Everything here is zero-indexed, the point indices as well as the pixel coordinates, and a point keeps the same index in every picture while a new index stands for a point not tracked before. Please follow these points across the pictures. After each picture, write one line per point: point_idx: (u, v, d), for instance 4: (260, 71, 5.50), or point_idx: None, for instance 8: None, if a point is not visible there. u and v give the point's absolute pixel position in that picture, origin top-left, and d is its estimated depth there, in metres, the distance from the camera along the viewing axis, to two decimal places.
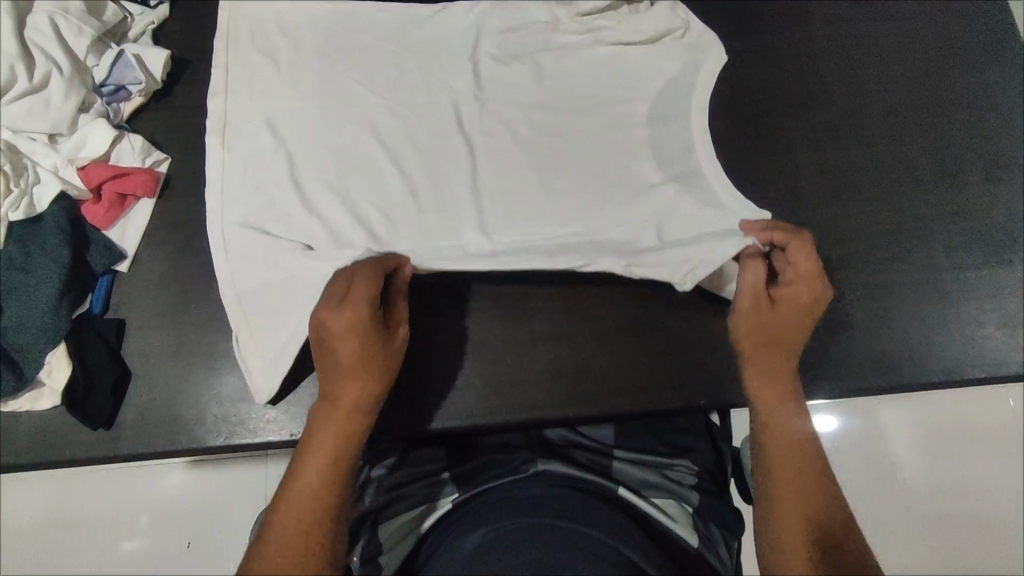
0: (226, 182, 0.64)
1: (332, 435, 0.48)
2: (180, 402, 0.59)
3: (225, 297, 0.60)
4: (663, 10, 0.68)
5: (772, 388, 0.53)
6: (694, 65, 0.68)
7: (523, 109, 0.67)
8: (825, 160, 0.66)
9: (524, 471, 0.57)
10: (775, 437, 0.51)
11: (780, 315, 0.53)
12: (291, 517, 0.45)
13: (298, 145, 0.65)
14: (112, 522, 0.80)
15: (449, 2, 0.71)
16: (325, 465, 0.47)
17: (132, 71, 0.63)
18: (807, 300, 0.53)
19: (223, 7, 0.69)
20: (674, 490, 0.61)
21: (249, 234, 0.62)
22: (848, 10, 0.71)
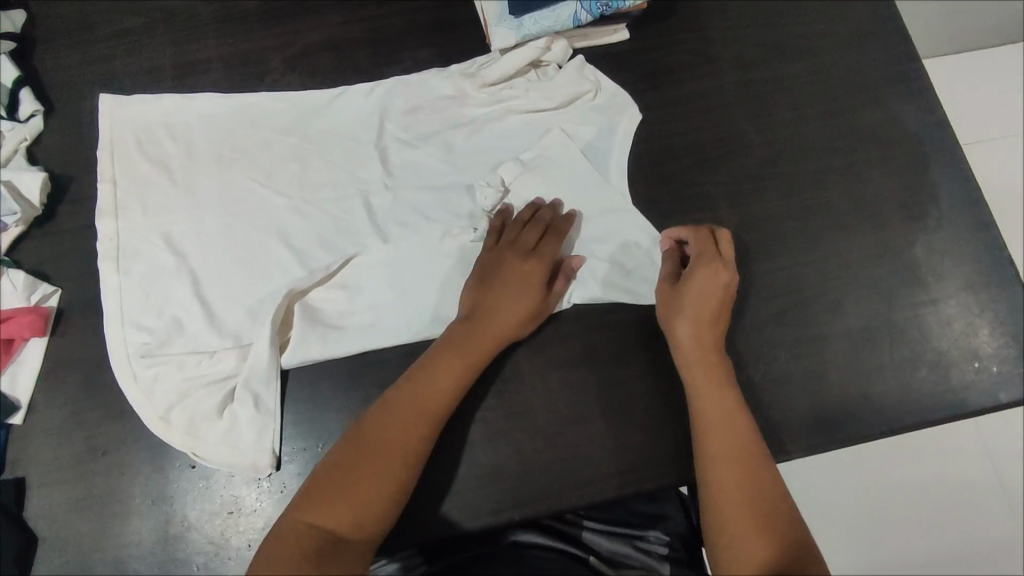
0: (128, 311, 0.59)
1: (459, 362, 0.55)
2: (95, 560, 0.54)
3: (150, 425, 0.56)
4: (572, 73, 0.67)
5: (707, 364, 0.57)
6: (609, 125, 0.67)
7: (438, 191, 0.64)
8: (750, 212, 0.65)
9: (501, 542, 0.59)
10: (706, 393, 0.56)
11: (691, 315, 0.58)
12: (394, 421, 0.52)
13: (200, 258, 0.61)
14: None
15: (349, 83, 0.67)
16: (450, 384, 0.54)
17: (5, 203, 0.58)
18: (718, 295, 0.59)
19: (103, 115, 0.64)
20: (643, 560, 0.60)
21: (160, 363, 0.57)
22: (756, 54, 0.70)
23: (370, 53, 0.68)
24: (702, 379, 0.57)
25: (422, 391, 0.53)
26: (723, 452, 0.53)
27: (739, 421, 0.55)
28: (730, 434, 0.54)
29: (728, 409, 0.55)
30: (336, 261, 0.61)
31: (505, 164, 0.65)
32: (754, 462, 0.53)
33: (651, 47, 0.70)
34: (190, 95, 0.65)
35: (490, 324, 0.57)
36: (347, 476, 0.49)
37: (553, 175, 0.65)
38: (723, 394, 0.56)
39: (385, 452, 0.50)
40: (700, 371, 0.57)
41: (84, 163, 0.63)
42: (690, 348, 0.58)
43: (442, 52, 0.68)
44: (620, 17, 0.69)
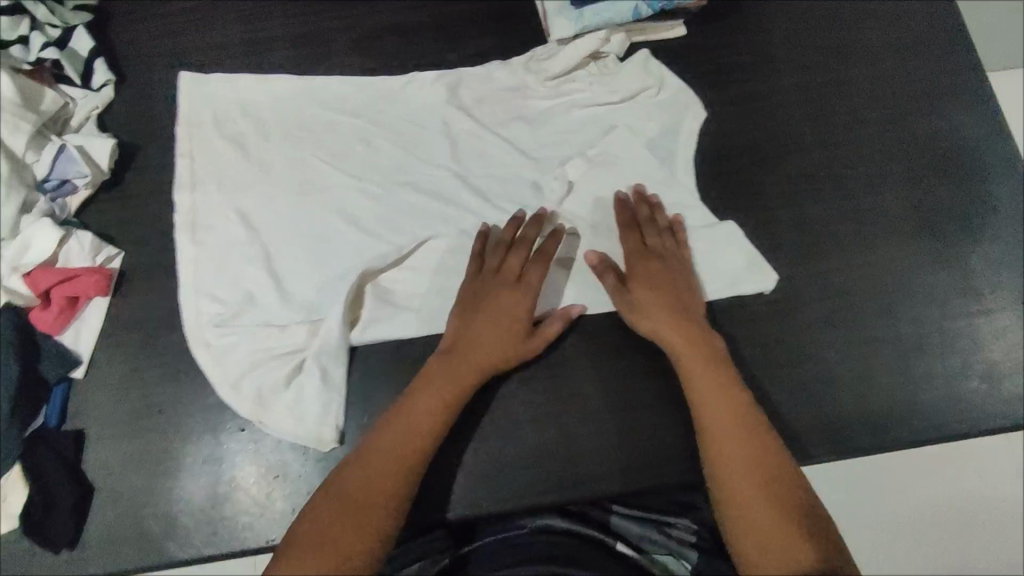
0: (202, 284, 0.61)
1: (445, 385, 0.55)
2: (145, 515, 0.56)
3: (223, 393, 0.58)
4: (638, 68, 0.68)
5: (694, 347, 0.56)
6: (676, 122, 0.67)
7: (493, 178, 0.65)
8: (803, 211, 0.65)
9: (524, 526, 0.61)
10: (702, 385, 0.55)
11: (658, 304, 0.58)
12: (387, 442, 0.53)
13: (273, 235, 0.62)
14: None
15: (407, 66, 0.69)
16: (435, 409, 0.54)
17: (76, 165, 0.60)
18: (661, 281, 0.59)
19: (183, 92, 0.66)
20: (671, 547, 0.62)
21: (232, 334, 0.59)
22: (814, 54, 0.70)
23: (429, 39, 0.69)
24: (695, 370, 0.56)
25: (428, 400, 0.54)
26: (729, 443, 0.53)
27: (736, 407, 0.54)
28: (729, 422, 0.53)
29: (727, 407, 0.54)
30: (409, 243, 0.62)
31: (572, 161, 0.65)
32: (763, 451, 0.52)
33: (708, 43, 0.70)
34: (267, 76, 0.67)
35: (475, 348, 0.57)
36: (352, 485, 0.51)
37: (606, 167, 0.66)
38: (714, 382, 0.55)
39: (399, 456, 0.52)
40: (691, 358, 0.56)
41: (152, 133, 0.66)
42: (674, 337, 0.57)
43: (500, 41, 0.69)
44: (679, 12, 0.69)
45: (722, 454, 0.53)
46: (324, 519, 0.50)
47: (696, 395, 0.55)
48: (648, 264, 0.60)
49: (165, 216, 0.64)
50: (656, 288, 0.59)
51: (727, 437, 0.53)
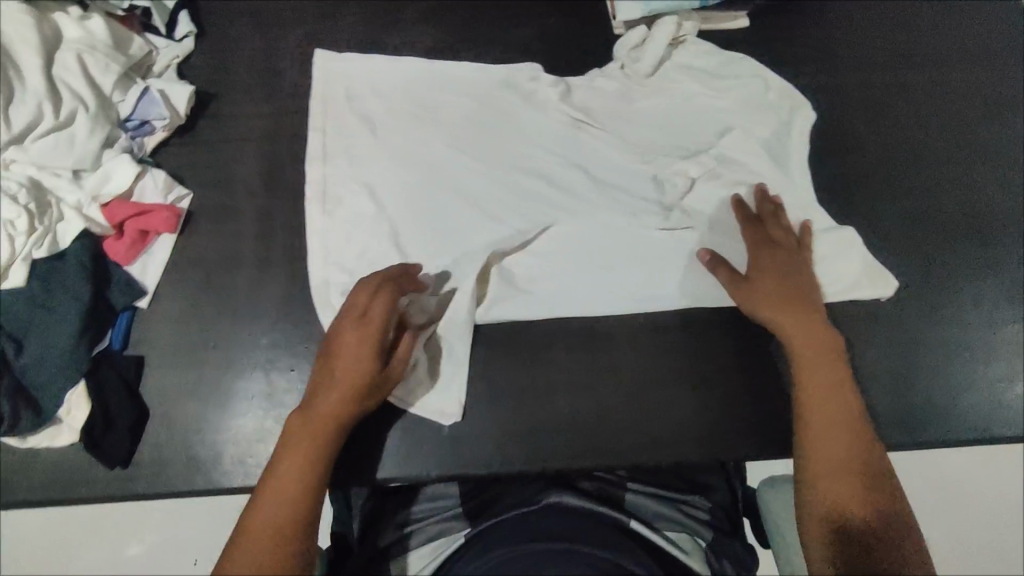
0: (330, 253, 0.63)
1: (334, 404, 0.53)
2: (196, 442, 0.59)
3: None
4: (740, 69, 0.69)
5: (814, 348, 0.57)
6: (786, 125, 0.67)
7: (553, 150, 0.66)
8: (856, 206, 0.66)
9: (537, 503, 0.57)
10: (818, 385, 0.56)
11: (778, 300, 0.59)
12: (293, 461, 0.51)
13: (398, 210, 0.64)
14: (121, 532, 0.84)
15: (474, 40, 0.71)
16: (326, 428, 0.53)
17: (157, 107, 0.63)
18: (784, 278, 0.60)
19: (317, 68, 0.68)
20: (688, 525, 0.59)
21: None
22: (876, 57, 0.71)
23: (497, 15, 0.72)
24: (813, 369, 0.56)
25: (309, 426, 0.53)
26: (833, 448, 0.53)
27: (845, 411, 0.55)
28: (838, 424, 0.54)
29: (839, 410, 0.55)
30: (533, 230, 0.64)
31: (696, 157, 0.66)
32: (866, 459, 0.53)
33: (769, 39, 0.71)
34: (395, 57, 0.69)
35: (349, 372, 0.54)
36: (270, 500, 0.50)
37: (702, 162, 0.66)
38: (830, 384, 0.56)
39: (293, 484, 0.51)
40: (810, 358, 0.57)
41: (227, 84, 0.69)
42: (796, 334, 0.58)
43: (566, 20, 0.72)
44: (744, 4, 0.70)
45: (825, 454, 0.53)
46: (257, 532, 0.49)
47: (811, 392, 0.56)
48: (775, 260, 0.60)
49: (234, 162, 0.66)
50: (779, 283, 0.59)
51: (833, 439, 0.54)
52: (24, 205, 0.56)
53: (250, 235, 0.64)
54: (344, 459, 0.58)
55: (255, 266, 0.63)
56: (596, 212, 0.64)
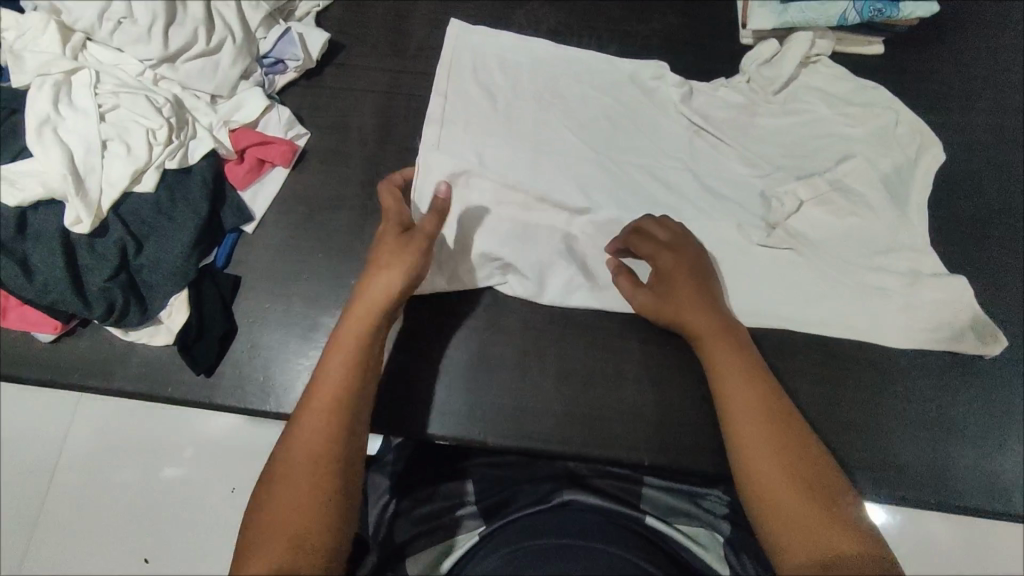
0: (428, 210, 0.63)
1: (339, 382, 0.49)
2: (275, 365, 0.62)
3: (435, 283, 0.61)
4: (876, 100, 0.66)
5: (736, 365, 0.52)
6: (913, 161, 0.65)
7: (662, 147, 0.66)
8: (965, 255, 0.64)
9: (550, 502, 0.52)
10: (740, 403, 0.50)
11: (692, 314, 0.55)
12: (297, 453, 0.46)
13: (504, 186, 0.63)
14: (171, 443, 0.89)
15: (599, 28, 0.72)
16: (329, 407, 0.48)
17: (293, 48, 0.67)
18: (688, 291, 0.56)
19: (450, 37, 0.69)
20: (706, 520, 0.55)
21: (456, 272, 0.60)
22: (1013, 105, 0.68)
23: (626, 7, 0.72)
24: (734, 387, 0.51)
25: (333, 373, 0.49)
26: (763, 468, 0.47)
27: (775, 422, 0.49)
28: (767, 440, 0.48)
29: (762, 425, 0.49)
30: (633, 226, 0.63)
31: (809, 180, 0.62)
32: (810, 465, 0.48)
33: (903, 69, 0.69)
34: (528, 38, 0.70)
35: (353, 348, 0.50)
36: (274, 506, 0.44)
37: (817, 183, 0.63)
38: (755, 399, 0.51)
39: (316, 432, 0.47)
40: (738, 381, 0.52)
41: (357, 37, 0.72)
42: (722, 359, 0.53)
43: (693, 22, 0.72)
44: (883, 30, 0.68)
45: (761, 476, 0.47)
46: (259, 545, 0.43)
47: (733, 411, 0.51)
48: (676, 263, 0.57)
49: (351, 111, 0.69)
50: (691, 298, 0.56)
51: (772, 460, 0.48)
52: (166, 118, 0.60)
53: (355, 181, 0.67)
54: (409, 408, 0.60)
55: (355, 211, 0.66)
56: (699, 216, 0.63)
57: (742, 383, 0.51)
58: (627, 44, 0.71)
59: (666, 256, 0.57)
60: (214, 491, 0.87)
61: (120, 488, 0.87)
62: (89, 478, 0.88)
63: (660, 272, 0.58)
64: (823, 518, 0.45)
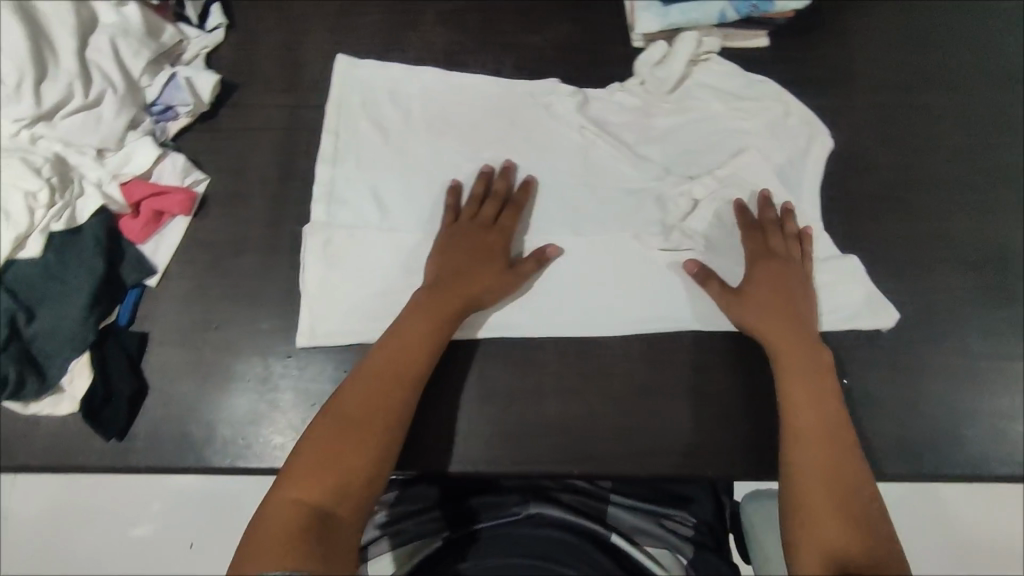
0: (336, 244, 0.64)
1: (393, 405, 0.54)
2: (189, 420, 0.60)
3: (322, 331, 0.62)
4: (770, 95, 0.69)
5: (795, 353, 0.57)
6: (800, 151, 0.68)
7: (565, 157, 0.67)
8: (864, 230, 0.66)
9: (516, 514, 0.60)
10: (797, 387, 0.56)
11: (764, 301, 0.59)
12: (313, 450, 0.51)
13: (406, 219, 0.65)
14: (112, 511, 0.85)
15: (492, 43, 0.72)
16: (376, 419, 0.53)
17: (181, 94, 0.65)
18: (787, 286, 0.60)
19: (337, 72, 0.70)
20: (669, 541, 0.60)
21: (361, 310, 0.62)
22: (896, 80, 0.71)
23: (517, 20, 0.73)
24: (794, 374, 0.57)
25: (385, 372, 0.55)
26: (815, 403, 0.55)
27: (830, 417, 0.55)
28: (819, 433, 0.54)
29: (822, 418, 0.55)
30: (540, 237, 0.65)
31: (701, 178, 0.66)
32: (841, 461, 0.53)
33: (788, 57, 0.72)
34: (415, 67, 0.70)
35: (411, 333, 0.57)
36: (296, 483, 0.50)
37: (713, 182, 0.66)
38: (817, 391, 0.56)
39: (359, 428, 0.52)
40: (798, 372, 0.57)
41: (250, 74, 0.71)
42: (785, 344, 0.58)
43: (584, 29, 0.72)
44: (765, 21, 0.71)
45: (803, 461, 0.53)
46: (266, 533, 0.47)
47: (800, 401, 0.55)
48: (780, 271, 0.61)
49: (249, 152, 0.68)
50: (766, 289, 0.60)
51: (816, 450, 0.53)
52: (47, 179, 0.59)
53: (260, 221, 0.66)
54: None
55: (261, 251, 0.65)
56: (607, 223, 0.65)
57: (805, 375, 0.57)
58: (521, 56, 0.72)
59: (764, 261, 0.61)
60: (168, 553, 0.85)
61: (68, 561, 0.84)
62: (32, 557, 0.84)
63: (753, 273, 0.61)
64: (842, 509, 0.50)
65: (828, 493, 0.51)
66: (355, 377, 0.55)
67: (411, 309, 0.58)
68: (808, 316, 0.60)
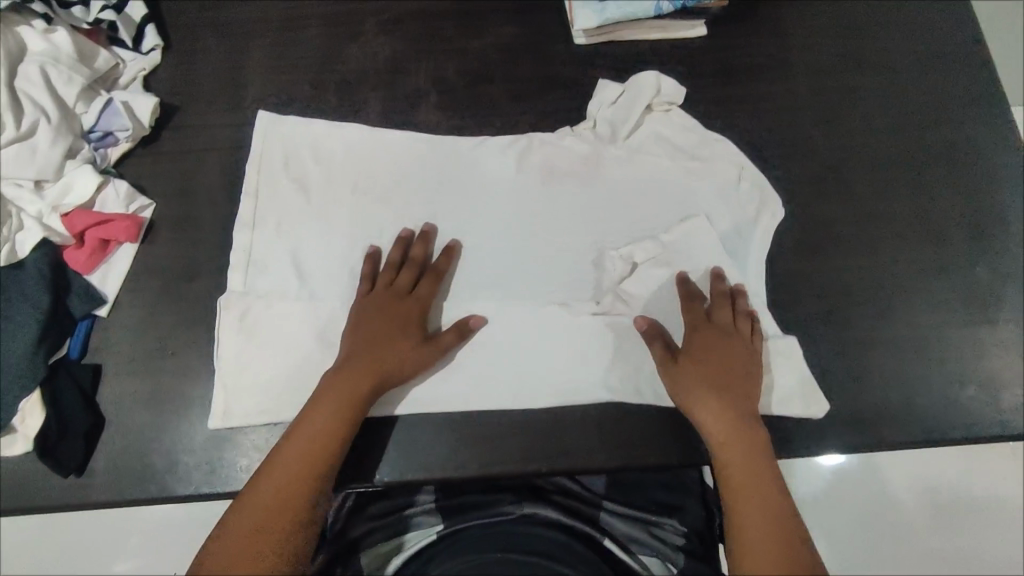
0: (252, 317, 0.62)
1: (302, 513, 0.52)
2: (151, 450, 0.59)
3: (242, 415, 0.60)
4: (690, 135, 0.69)
5: (726, 423, 0.56)
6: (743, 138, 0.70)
7: (513, 161, 0.68)
8: (809, 211, 0.68)
9: (512, 513, 0.61)
10: (728, 460, 0.56)
11: (694, 369, 0.59)
12: (223, 571, 0.50)
13: (338, 276, 0.64)
14: (87, 548, 0.83)
15: (435, 50, 0.72)
16: (283, 531, 0.52)
17: (120, 119, 0.64)
18: (722, 350, 0.59)
19: (258, 131, 0.68)
20: (660, 550, 0.62)
21: (284, 390, 0.60)
22: (831, 63, 0.73)
23: (458, 25, 0.73)
24: (726, 443, 0.56)
25: (292, 478, 0.53)
26: (748, 473, 0.55)
27: (763, 490, 0.54)
28: (751, 508, 0.54)
29: (755, 493, 0.54)
30: (494, 240, 0.66)
31: (640, 243, 0.65)
32: (775, 535, 0.52)
33: (726, 46, 0.73)
34: (339, 123, 0.69)
35: (321, 432, 0.55)
36: None
37: (654, 248, 0.65)
38: (748, 463, 0.55)
39: (267, 543, 0.51)
40: (727, 442, 0.56)
41: (191, 95, 0.70)
42: (715, 412, 0.57)
43: (525, 30, 0.73)
44: (700, 13, 0.72)
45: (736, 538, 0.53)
46: None
47: (732, 475, 0.55)
48: (714, 335, 0.60)
49: (195, 174, 0.67)
50: (699, 355, 0.59)
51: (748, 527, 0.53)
52: None
53: (210, 243, 0.65)
54: None
55: (214, 274, 0.64)
56: (559, 225, 0.66)
57: (736, 446, 0.56)
58: (464, 61, 0.72)
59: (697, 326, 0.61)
60: None
61: None
62: None
63: (688, 341, 0.60)
64: None
65: (762, 573, 0.51)
66: (264, 483, 0.53)
67: (319, 404, 0.56)
68: (747, 378, 0.59)
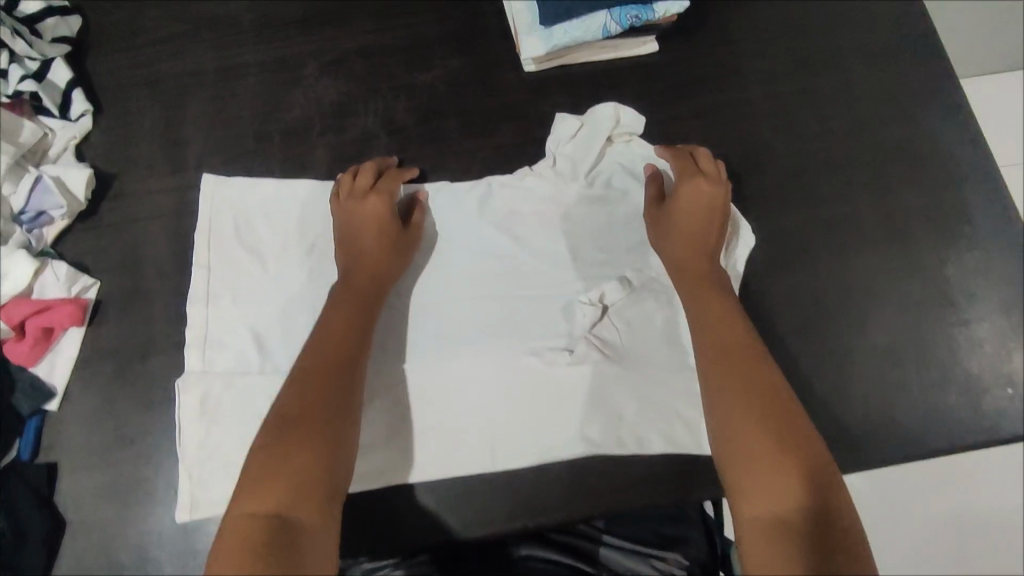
0: (212, 400, 0.59)
1: (311, 395, 0.52)
2: (118, 547, 0.56)
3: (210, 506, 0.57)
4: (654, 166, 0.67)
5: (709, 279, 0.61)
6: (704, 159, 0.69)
7: (472, 206, 0.66)
8: (777, 224, 0.66)
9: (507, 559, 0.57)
10: (719, 311, 0.58)
11: (676, 224, 0.63)
12: (255, 466, 0.49)
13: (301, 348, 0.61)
14: None
15: (381, 89, 0.69)
16: (298, 412, 0.52)
17: (52, 197, 0.61)
18: (704, 201, 0.63)
19: (204, 195, 0.65)
20: None
21: None
22: (786, 69, 0.72)
23: (403, 61, 0.70)
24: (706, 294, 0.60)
25: (305, 367, 0.55)
26: (737, 330, 0.57)
27: (749, 339, 0.56)
28: (743, 354, 0.56)
29: (748, 341, 0.56)
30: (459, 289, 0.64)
31: (610, 283, 0.63)
32: (771, 377, 0.54)
33: (678, 61, 0.71)
34: (290, 180, 0.66)
35: (333, 324, 0.57)
36: (243, 507, 0.48)
37: (623, 285, 0.63)
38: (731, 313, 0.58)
39: (292, 428, 0.51)
40: (708, 287, 0.60)
41: (129, 161, 0.66)
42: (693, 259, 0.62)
43: (472, 60, 0.71)
44: (650, 29, 0.70)
45: (738, 383, 0.54)
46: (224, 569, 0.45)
47: (718, 322, 0.58)
48: (696, 189, 0.63)
49: (139, 245, 0.64)
50: (688, 212, 0.63)
51: (749, 375, 0.55)
52: None
53: (161, 318, 0.62)
54: None
55: (168, 351, 0.61)
56: (525, 270, 0.65)
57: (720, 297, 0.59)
58: (412, 98, 0.69)
59: (688, 181, 0.63)
60: None
61: None
62: None
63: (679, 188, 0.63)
64: (788, 431, 0.51)
65: (767, 414, 0.52)
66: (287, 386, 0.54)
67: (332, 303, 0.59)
68: (721, 223, 0.63)
